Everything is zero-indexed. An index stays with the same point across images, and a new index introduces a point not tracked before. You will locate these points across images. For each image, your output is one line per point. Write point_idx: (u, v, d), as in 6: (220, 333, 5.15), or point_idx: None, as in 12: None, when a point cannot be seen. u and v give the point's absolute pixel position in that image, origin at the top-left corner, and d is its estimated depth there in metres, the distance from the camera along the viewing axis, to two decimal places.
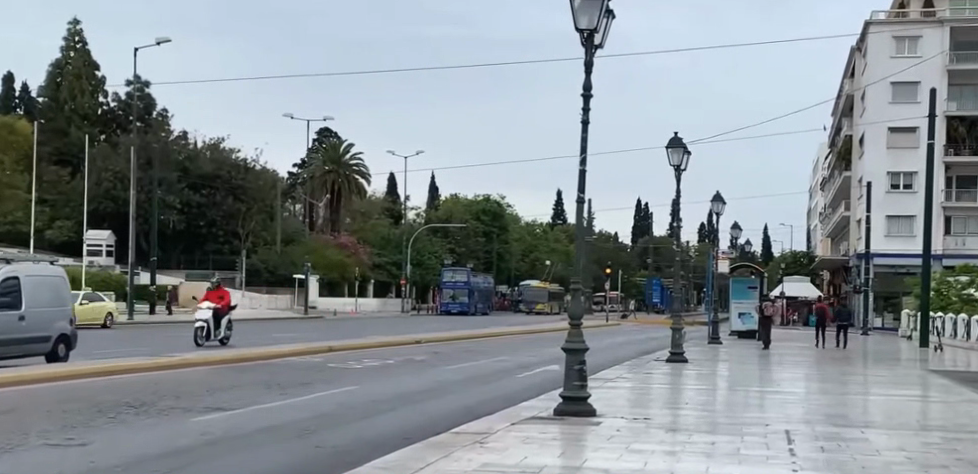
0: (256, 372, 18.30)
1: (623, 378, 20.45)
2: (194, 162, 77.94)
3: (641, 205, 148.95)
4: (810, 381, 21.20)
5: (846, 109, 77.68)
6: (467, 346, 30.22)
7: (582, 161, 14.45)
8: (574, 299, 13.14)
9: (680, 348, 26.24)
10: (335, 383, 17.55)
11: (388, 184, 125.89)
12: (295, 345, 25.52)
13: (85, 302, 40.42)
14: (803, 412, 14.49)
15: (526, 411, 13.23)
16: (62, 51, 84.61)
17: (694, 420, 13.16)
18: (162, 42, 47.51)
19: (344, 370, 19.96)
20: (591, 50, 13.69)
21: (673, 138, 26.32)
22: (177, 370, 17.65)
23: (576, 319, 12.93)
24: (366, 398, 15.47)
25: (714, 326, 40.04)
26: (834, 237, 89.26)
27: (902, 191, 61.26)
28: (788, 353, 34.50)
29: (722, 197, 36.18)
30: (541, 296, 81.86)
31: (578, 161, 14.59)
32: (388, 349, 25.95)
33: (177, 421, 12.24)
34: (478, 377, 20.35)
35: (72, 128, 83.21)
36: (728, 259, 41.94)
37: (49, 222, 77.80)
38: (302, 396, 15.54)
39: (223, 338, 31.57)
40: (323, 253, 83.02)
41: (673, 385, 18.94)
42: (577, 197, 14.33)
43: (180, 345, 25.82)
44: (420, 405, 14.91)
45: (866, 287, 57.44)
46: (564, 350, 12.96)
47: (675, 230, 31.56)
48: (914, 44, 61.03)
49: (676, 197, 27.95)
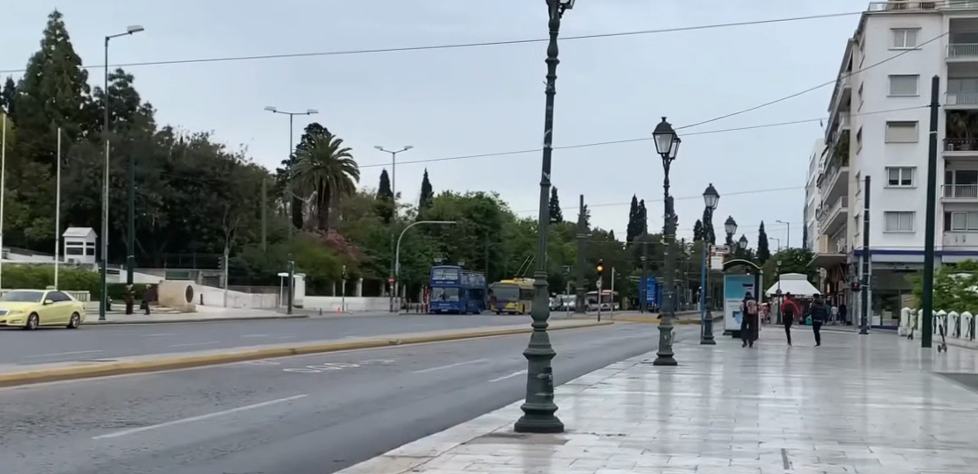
0: (200, 377, 16.38)
1: (605, 383, 18.61)
2: (177, 157, 75.68)
3: (637, 203, 147.21)
4: (808, 386, 19.44)
5: (844, 104, 75.92)
6: (447, 347, 28.41)
7: (550, 137, 12.81)
8: (538, 293, 11.39)
9: (669, 349, 24.48)
10: (285, 390, 15.83)
11: (381, 181, 123.91)
12: (257, 346, 23.72)
13: (49, 301, 38.51)
14: (802, 425, 12.73)
15: (484, 427, 11.50)
16: (43, 44, 82.16)
17: (679, 436, 11.38)
18: (134, 29, 45.68)
19: (301, 375, 18.18)
20: (556, 9, 12.04)
21: (661, 124, 24.63)
22: (111, 374, 15.81)
23: (539, 319, 11.21)
24: (312, 409, 13.73)
25: (706, 325, 38.22)
26: (830, 234, 87.59)
27: (900, 187, 59.52)
28: (782, 353, 32.78)
29: (716, 189, 34.39)
30: (512, 294, 79.99)
31: (546, 139, 12.90)
32: (357, 352, 24.11)
33: (73, 440, 10.50)
34: (448, 382, 18.55)
35: (53, 123, 81.20)
36: (722, 255, 40.25)
37: (29, 219, 76.08)
38: (241, 406, 13.74)
39: (188, 338, 29.83)
40: (311, 251, 81.36)
41: (661, 391, 17.21)
42: (543, 180, 12.63)
43: (137, 345, 24.02)
44: (369, 418, 13.18)
45: (866, 284, 55.60)
46: (526, 355, 11.22)
47: (667, 225, 29.86)
48: (913, 36, 59.30)
49: (665, 186, 26.18)
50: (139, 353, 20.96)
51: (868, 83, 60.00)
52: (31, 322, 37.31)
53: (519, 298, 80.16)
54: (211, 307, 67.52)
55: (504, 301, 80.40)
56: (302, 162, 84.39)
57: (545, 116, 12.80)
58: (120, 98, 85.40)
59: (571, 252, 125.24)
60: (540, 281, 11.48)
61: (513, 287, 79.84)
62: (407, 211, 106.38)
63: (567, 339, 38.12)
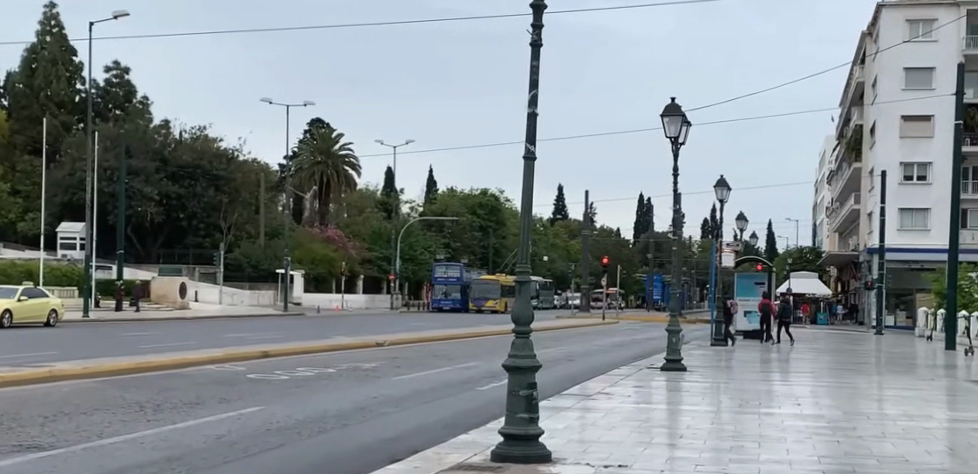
0: (144, 384, 14.36)
1: (605, 393, 16.55)
2: (174, 152, 73.48)
3: (643, 201, 145.42)
4: (832, 400, 17.32)
5: (855, 98, 73.85)
6: (438, 349, 26.39)
7: (535, 103, 10.78)
8: (520, 295, 9.42)
9: (678, 354, 22.45)
10: (239, 400, 13.82)
11: (385, 177, 122.05)
12: (229, 349, 21.80)
13: (24, 297, 36.70)
14: (837, 451, 10.63)
15: (454, 455, 9.54)
16: (38, 35, 80.13)
17: (693, 469, 9.31)
18: (120, 13, 43.82)
19: (267, 382, 16.17)
20: None
21: (670, 106, 22.97)
22: (42, 382, 13.82)
23: (521, 324, 9.29)
24: (262, 426, 11.69)
25: (717, 325, 36.00)
26: (841, 231, 85.53)
27: (916, 182, 57.22)
28: (796, 357, 30.71)
29: (727, 181, 32.32)
30: (493, 290, 72.78)
31: (531, 106, 10.88)
32: (337, 355, 22.09)
33: None
34: (430, 391, 16.52)
35: (46, 116, 79.20)
36: (733, 252, 38.23)
37: (23, 213, 73.99)
38: (181, 421, 11.70)
39: (164, 339, 27.98)
40: (308, 246, 79.33)
41: (670, 405, 15.14)
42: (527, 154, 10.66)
43: (100, 347, 22.12)
44: (326, 438, 11.20)
45: (880, 283, 53.35)
46: (505, 368, 9.29)
47: (676, 220, 27.88)
48: (929, 27, 56.94)
49: (674, 175, 24.29)
50: (95, 356, 19.05)
51: (882, 76, 57.56)
52: (5, 321, 35.45)
53: (503, 293, 72.89)
54: (205, 304, 65.77)
55: (485, 298, 73.17)
56: (302, 156, 82.60)
57: (530, 77, 10.73)
58: (115, 91, 83.34)
59: (577, 249, 123.17)
60: (525, 270, 9.53)
61: (494, 283, 72.61)
62: (409, 208, 104.86)
63: (569, 340, 36.07)
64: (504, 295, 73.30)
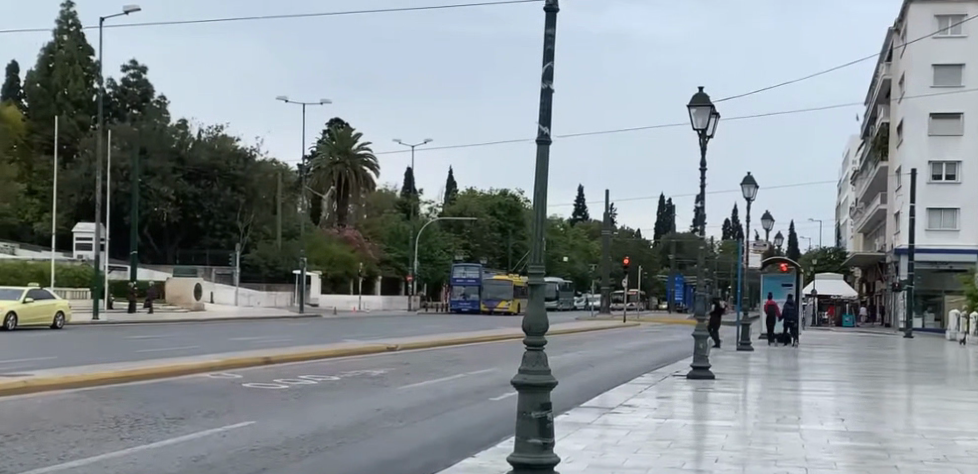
0: (127, 395, 13.26)
1: (628, 406, 15.32)
2: (191, 151, 72.39)
3: (664, 201, 144.03)
4: (872, 413, 16.04)
5: (881, 96, 72.20)
6: (451, 355, 25.24)
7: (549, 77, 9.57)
8: (532, 299, 8.29)
9: (705, 360, 21.23)
10: (231, 415, 12.69)
11: (404, 178, 121.04)
12: (230, 354, 20.76)
13: (30, 299, 35.75)
14: None
15: None
16: (56, 34, 79.47)
17: None
18: (132, 9, 42.88)
19: (264, 392, 15.08)
20: None
21: (698, 95, 22.14)
22: (18, 394, 12.77)
23: (533, 334, 8.14)
24: (247, 446, 10.53)
25: (744, 328, 34.61)
26: (867, 232, 83.86)
27: (945, 182, 55.64)
28: (827, 362, 29.44)
29: (754, 179, 31.05)
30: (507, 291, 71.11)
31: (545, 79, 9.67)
32: (344, 361, 21.01)
33: None
34: (439, 402, 15.36)
35: (63, 116, 78.26)
36: (758, 252, 36.99)
37: (39, 214, 72.76)
38: (162, 440, 10.55)
39: (169, 344, 26.96)
40: (325, 247, 78.19)
41: (698, 419, 13.95)
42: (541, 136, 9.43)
43: (98, 352, 21.12)
44: (320, 459, 10.13)
45: (909, 285, 51.81)
46: (515, 383, 8.16)
47: (700, 220, 26.69)
48: (958, 24, 55.50)
49: (702, 171, 23.29)
50: (87, 363, 18.02)
51: (909, 74, 56.05)
52: (10, 323, 34.53)
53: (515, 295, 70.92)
54: (222, 305, 64.82)
55: (496, 300, 71.20)
56: (321, 156, 81.57)
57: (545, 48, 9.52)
58: (133, 90, 82.53)
59: (597, 250, 121.80)
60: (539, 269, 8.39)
61: (507, 283, 71.07)
62: (429, 208, 103.81)
63: (590, 343, 34.90)
64: (517, 297, 71.69)
